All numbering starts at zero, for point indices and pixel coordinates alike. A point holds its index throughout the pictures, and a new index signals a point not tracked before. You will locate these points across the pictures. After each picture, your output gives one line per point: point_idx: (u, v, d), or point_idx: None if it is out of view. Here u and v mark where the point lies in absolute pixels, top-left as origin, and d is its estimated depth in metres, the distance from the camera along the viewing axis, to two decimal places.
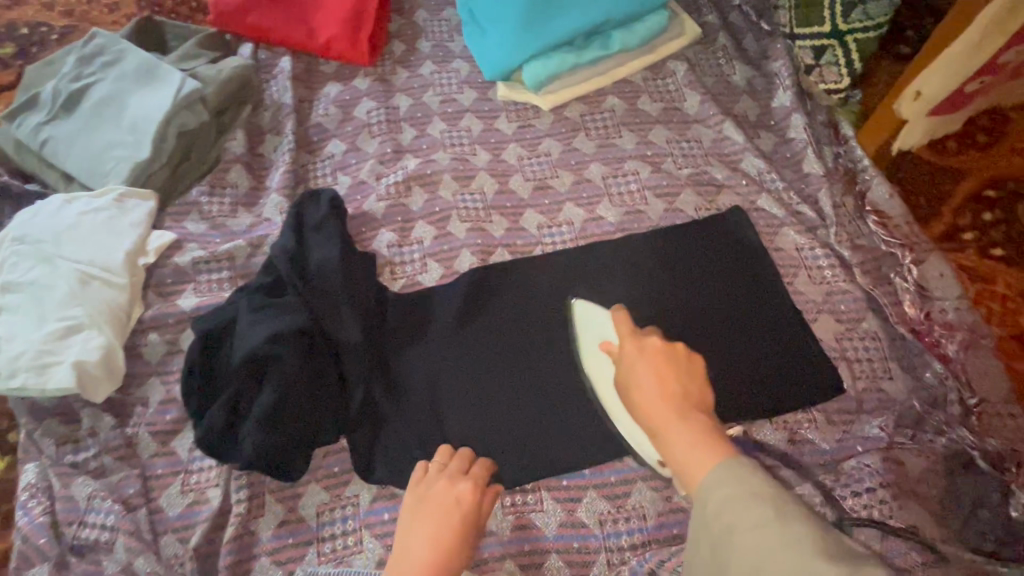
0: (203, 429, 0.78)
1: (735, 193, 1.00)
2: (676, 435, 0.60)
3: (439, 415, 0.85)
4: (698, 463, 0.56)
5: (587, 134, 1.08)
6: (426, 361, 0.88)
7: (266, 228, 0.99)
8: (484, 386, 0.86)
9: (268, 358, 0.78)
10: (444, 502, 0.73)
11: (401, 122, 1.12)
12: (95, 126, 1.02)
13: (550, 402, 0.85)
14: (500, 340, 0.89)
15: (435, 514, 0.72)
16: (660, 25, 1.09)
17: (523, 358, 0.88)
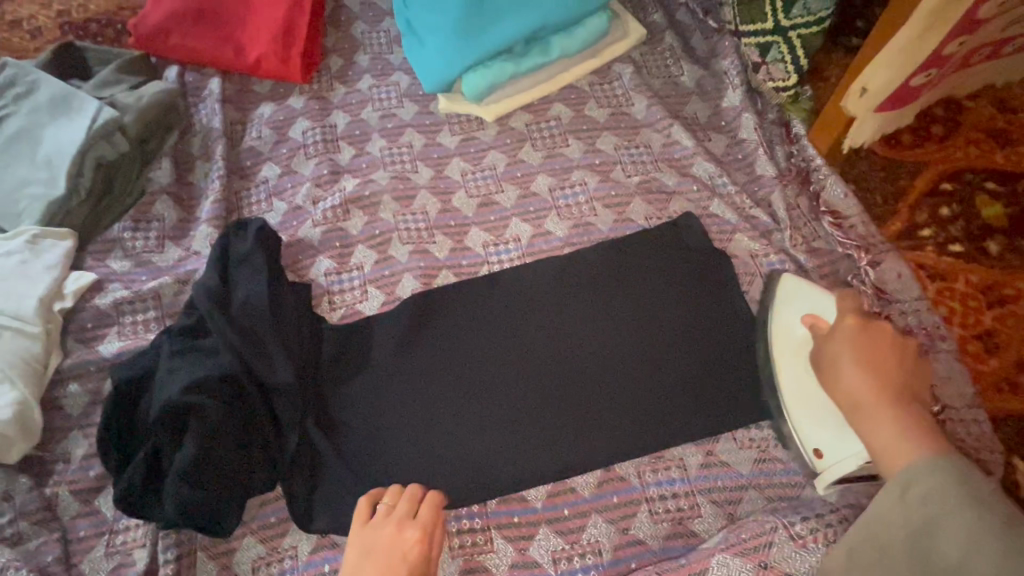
0: (122, 487, 0.72)
1: (686, 199, 0.96)
2: (868, 419, 0.63)
3: (383, 452, 0.79)
4: (900, 452, 0.59)
5: (533, 144, 1.04)
6: (369, 395, 0.83)
7: (195, 262, 0.93)
8: (431, 417, 0.81)
9: (188, 408, 0.73)
10: (393, 553, 0.64)
11: (338, 140, 1.07)
12: (6, 163, 0.96)
13: (502, 433, 0.79)
14: (450, 366, 0.84)
15: (382, 565, 0.62)
16: (602, 28, 1.05)
17: (474, 384, 0.82)
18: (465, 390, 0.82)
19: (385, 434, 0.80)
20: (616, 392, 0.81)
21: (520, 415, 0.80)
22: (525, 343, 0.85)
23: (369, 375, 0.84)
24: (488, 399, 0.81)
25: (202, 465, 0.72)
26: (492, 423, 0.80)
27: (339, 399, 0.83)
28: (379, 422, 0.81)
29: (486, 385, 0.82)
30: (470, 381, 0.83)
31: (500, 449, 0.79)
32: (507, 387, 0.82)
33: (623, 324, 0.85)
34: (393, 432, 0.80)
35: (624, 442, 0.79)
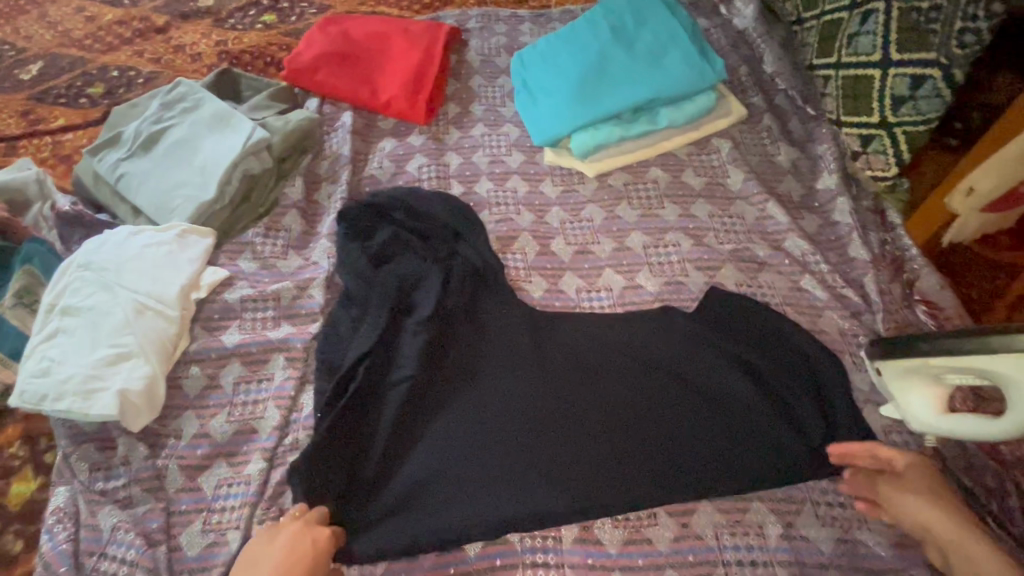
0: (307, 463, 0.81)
1: (777, 271, 0.99)
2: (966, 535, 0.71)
3: (508, 420, 0.87)
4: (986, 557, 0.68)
5: (630, 203, 1.11)
6: (490, 353, 0.92)
7: (313, 271, 1.02)
8: (554, 423, 0.86)
9: (435, 478, 0.83)
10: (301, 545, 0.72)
11: (450, 178, 1.16)
12: (167, 166, 1.10)
13: (705, 385, 0.89)
14: (556, 409, 0.87)
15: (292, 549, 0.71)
16: (707, 106, 1.12)
17: (610, 435, 0.85)
18: (735, 390, 0.88)
19: (511, 383, 0.89)
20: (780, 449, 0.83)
21: (749, 352, 0.90)
22: (678, 300, 0.98)
23: (492, 304, 0.97)
24: (718, 401, 0.87)
25: (458, 481, 0.83)
26: (631, 478, 0.82)
27: (491, 284, 0.99)
28: (542, 455, 0.84)
29: (617, 445, 0.84)
30: (709, 355, 0.90)
31: (620, 410, 0.87)
32: (767, 403, 0.86)
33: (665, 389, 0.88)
34: (532, 447, 0.84)
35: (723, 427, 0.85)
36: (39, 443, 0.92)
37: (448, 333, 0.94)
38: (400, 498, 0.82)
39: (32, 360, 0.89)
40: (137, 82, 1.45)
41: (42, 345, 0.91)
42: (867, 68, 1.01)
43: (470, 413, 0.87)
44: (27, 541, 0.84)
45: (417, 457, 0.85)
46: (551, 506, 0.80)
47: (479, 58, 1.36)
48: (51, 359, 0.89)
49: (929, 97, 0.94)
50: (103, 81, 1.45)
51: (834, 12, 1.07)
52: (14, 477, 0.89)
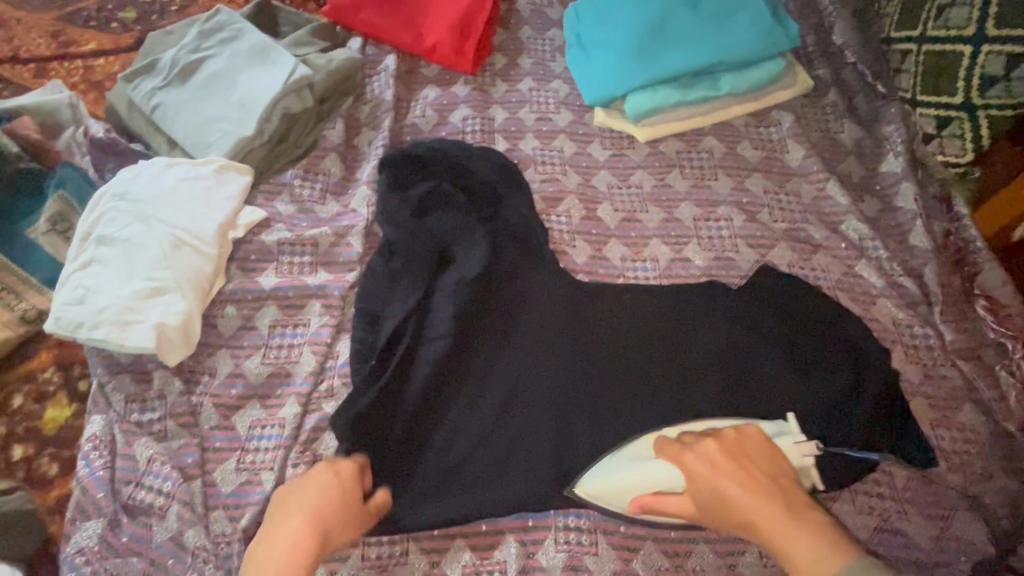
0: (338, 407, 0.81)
1: (832, 255, 0.96)
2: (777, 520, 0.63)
3: (542, 394, 0.84)
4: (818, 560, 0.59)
5: (681, 172, 1.06)
6: (526, 323, 0.89)
7: (352, 218, 0.99)
8: (584, 399, 0.84)
9: (464, 438, 0.82)
10: (326, 480, 0.71)
11: (495, 133, 1.11)
12: (203, 98, 1.05)
13: (745, 369, 0.86)
14: (589, 387, 0.85)
15: (314, 491, 0.69)
16: (773, 74, 1.06)
17: (645, 418, 0.83)
18: (775, 375, 0.85)
19: (544, 353, 0.87)
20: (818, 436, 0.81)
21: (795, 336, 0.87)
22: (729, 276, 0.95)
23: (532, 269, 0.94)
24: (755, 384, 0.85)
25: (485, 447, 0.82)
26: None
27: (531, 246, 0.95)
28: (577, 433, 0.82)
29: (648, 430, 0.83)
30: (751, 338, 0.87)
31: (656, 383, 0.85)
32: (805, 389, 0.83)
33: (705, 368, 0.86)
34: (563, 414, 0.83)
35: (759, 411, 0.83)
36: (73, 370, 0.92)
37: (486, 299, 0.91)
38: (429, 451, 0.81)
39: (67, 287, 0.89)
40: (169, 9, 1.38)
41: (78, 273, 0.90)
42: (955, 43, 0.92)
43: (503, 383, 0.85)
44: (61, 466, 0.84)
45: (449, 423, 0.83)
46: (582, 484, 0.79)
47: (530, 8, 1.29)
48: (87, 288, 0.88)
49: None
50: (134, 5, 1.38)
51: None
52: (49, 402, 0.89)
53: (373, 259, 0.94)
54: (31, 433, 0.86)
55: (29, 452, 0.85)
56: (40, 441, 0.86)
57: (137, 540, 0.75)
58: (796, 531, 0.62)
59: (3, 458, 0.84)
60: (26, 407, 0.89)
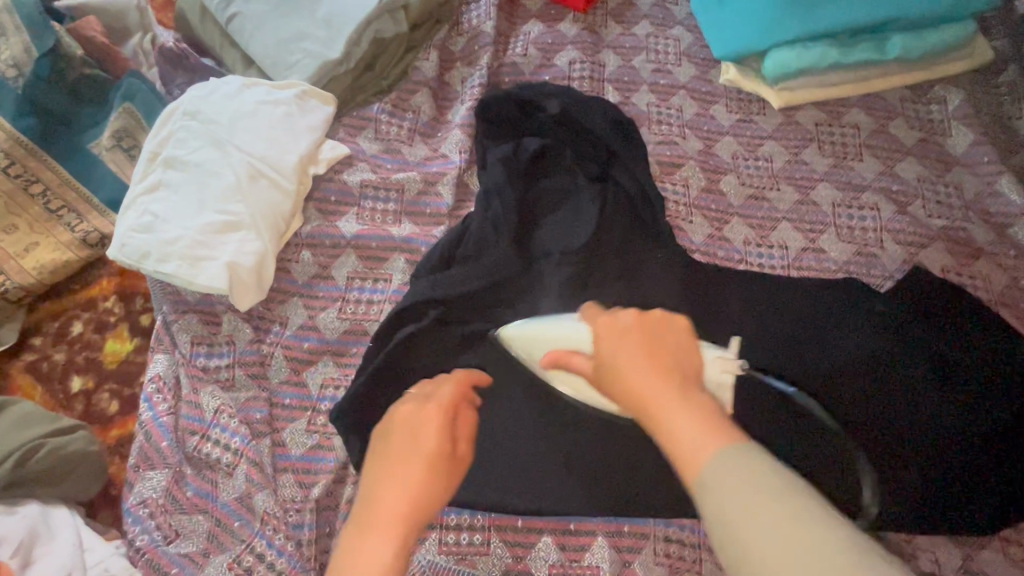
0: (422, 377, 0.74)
1: (995, 263, 0.82)
2: (668, 393, 0.47)
3: None
4: (700, 454, 0.43)
5: (821, 147, 0.91)
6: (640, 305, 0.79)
7: (442, 165, 0.88)
8: None
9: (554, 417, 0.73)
10: (414, 435, 0.60)
11: (605, 82, 0.97)
12: (285, 12, 0.93)
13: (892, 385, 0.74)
14: None
15: (408, 450, 0.59)
16: (955, 40, 0.89)
17: (769, 430, 0.72)
18: (927, 400, 0.73)
19: None
20: (958, 470, 0.71)
21: (950, 357, 0.75)
22: (873, 275, 0.82)
23: (649, 248, 0.82)
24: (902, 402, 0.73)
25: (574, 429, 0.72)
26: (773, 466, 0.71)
27: (648, 219, 0.84)
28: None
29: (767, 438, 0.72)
30: (902, 352, 0.75)
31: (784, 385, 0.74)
32: (958, 422, 0.72)
33: (842, 377, 0.75)
34: None
35: (901, 435, 0.72)
36: (135, 302, 0.85)
37: (597, 272, 0.80)
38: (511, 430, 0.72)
39: (132, 212, 0.80)
40: None
41: (144, 198, 0.81)
42: None
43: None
44: (122, 404, 0.79)
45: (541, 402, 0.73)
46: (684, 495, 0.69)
47: None
48: (154, 215, 0.79)
49: None
50: None
51: None
52: (110, 333, 0.83)
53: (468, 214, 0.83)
54: (91, 365, 0.81)
55: (89, 385, 0.79)
56: (100, 374, 0.80)
57: (203, 496, 0.69)
58: (680, 409, 0.45)
59: (62, 389, 0.79)
60: (86, 335, 0.83)
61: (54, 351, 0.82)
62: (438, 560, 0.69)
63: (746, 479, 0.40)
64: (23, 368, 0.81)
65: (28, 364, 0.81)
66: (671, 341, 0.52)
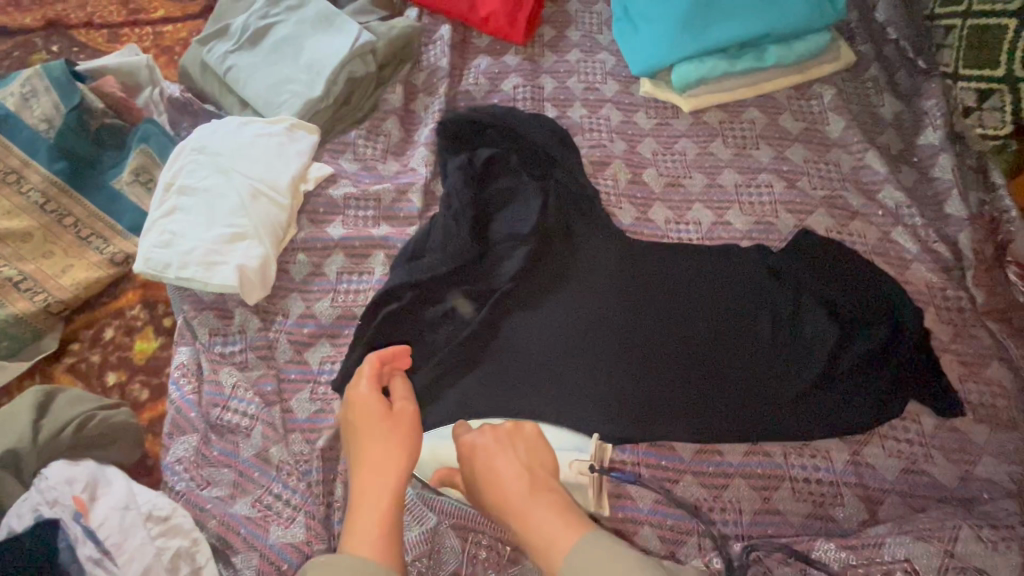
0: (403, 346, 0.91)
1: (868, 221, 1.00)
2: (540, 505, 0.69)
3: (585, 333, 0.90)
4: (558, 541, 0.66)
5: (724, 140, 1.10)
6: (578, 276, 0.95)
7: (411, 176, 1.06)
8: (628, 342, 0.88)
9: (511, 372, 0.89)
10: (365, 414, 0.78)
11: (544, 101, 1.17)
12: (273, 61, 1.12)
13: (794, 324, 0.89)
14: (631, 330, 0.89)
15: (363, 424, 0.77)
16: (819, 46, 1.11)
17: (694, 370, 0.87)
18: (823, 332, 0.88)
19: (591, 300, 0.92)
20: (850, 386, 0.86)
21: (840, 297, 0.91)
22: (770, 239, 1.00)
23: (583, 230, 0.99)
24: (799, 335, 0.88)
25: (525, 379, 0.88)
26: (694, 397, 0.85)
27: (585, 208, 1.01)
28: (621, 376, 0.86)
29: (688, 373, 0.87)
30: (799, 297, 0.91)
31: (699, 330, 0.89)
32: (845, 347, 0.87)
33: (746, 320, 0.90)
34: (606, 355, 0.88)
35: (799, 362, 0.87)
36: (158, 308, 1.00)
37: (544, 253, 0.97)
38: (477, 384, 0.88)
39: (154, 231, 0.96)
40: None
41: (163, 220, 0.97)
42: (1002, 18, 0.98)
43: (560, 330, 0.90)
44: (152, 392, 0.93)
45: (504, 361, 0.89)
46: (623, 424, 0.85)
47: None
48: (172, 233, 0.96)
49: None
50: None
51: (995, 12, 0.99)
52: (138, 335, 0.98)
53: (435, 214, 1.00)
54: (124, 362, 0.95)
55: (122, 378, 0.94)
56: (131, 368, 0.95)
57: (227, 454, 0.83)
58: (541, 513, 0.69)
59: (99, 383, 0.93)
60: (117, 339, 0.98)
61: (90, 353, 0.96)
62: (424, 492, 0.83)
63: (598, 548, 0.63)
64: (64, 369, 0.95)
65: (68, 365, 0.95)
66: (523, 445, 0.77)
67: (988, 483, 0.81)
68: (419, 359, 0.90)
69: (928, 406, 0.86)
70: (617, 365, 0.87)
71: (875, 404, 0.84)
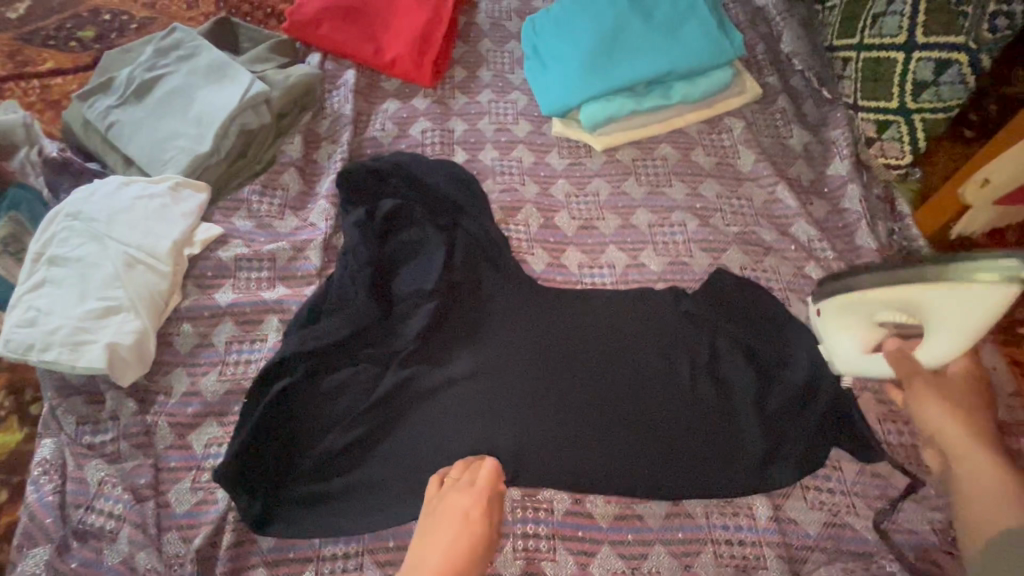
0: (295, 423, 0.82)
1: (782, 257, 0.98)
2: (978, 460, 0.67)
3: (496, 394, 0.84)
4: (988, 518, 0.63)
5: (637, 178, 1.08)
6: (489, 329, 0.89)
7: (311, 233, 1.00)
8: (542, 400, 0.83)
9: (418, 443, 0.82)
10: (458, 515, 0.72)
11: (454, 144, 1.12)
12: (159, 116, 1.05)
13: (716, 372, 0.86)
14: (545, 387, 0.84)
15: (451, 528, 0.71)
16: (725, 81, 1.10)
17: (614, 430, 0.81)
18: (742, 381, 0.84)
19: (501, 356, 0.86)
20: (772, 436, 0.82)
21: (759, 341, 0.88)
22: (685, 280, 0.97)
23: (492, 279, 0.94)
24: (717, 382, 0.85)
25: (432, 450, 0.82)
26: (613, 458, 0.80)
27: (493, 255, 0.96)
28: (536, 436, 0.81)
29: (606, 431, 0.81)
30: (715, 343, 0.88)
31: (616, 384, 0.84)
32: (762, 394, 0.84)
33: (666, 369, 0.85)
34: (518, 416, 0.82)
35: (718, 412, 0.83)
36: (24, 393, 0.90)
37: (451, 307, 0.91)
38: (381, 460, 0.82)
39: (17, 309, 0.86)
40: (129, 27, 1.37)
41: (28, 295, 0.88)
42: (889, 50, 0.98)
43: (472, 395, 0.84)
44: (12, 492, 0.83)
45: (410, 432, 0.83)
46: (537, 495, 0.79)
47: (490, 21, 1.31)
48: (38, 310, 0.86)
49: (952, 84, 0.93)
50: (94, 25, 1.37)
51: (885, 49, 0.98)
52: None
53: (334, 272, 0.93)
54: None
55: None
56: None
57: (88, 565, 0.74)
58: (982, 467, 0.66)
59: None
60: None
61: None
62: None
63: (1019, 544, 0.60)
64: None
65: None
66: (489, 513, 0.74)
67: (911, 533, 0.78)
68: (315, 435, 0.82)
69: (851, 451, 0.82)
70: (531, 430, 0.81)
71: (797, 453, 0.81)
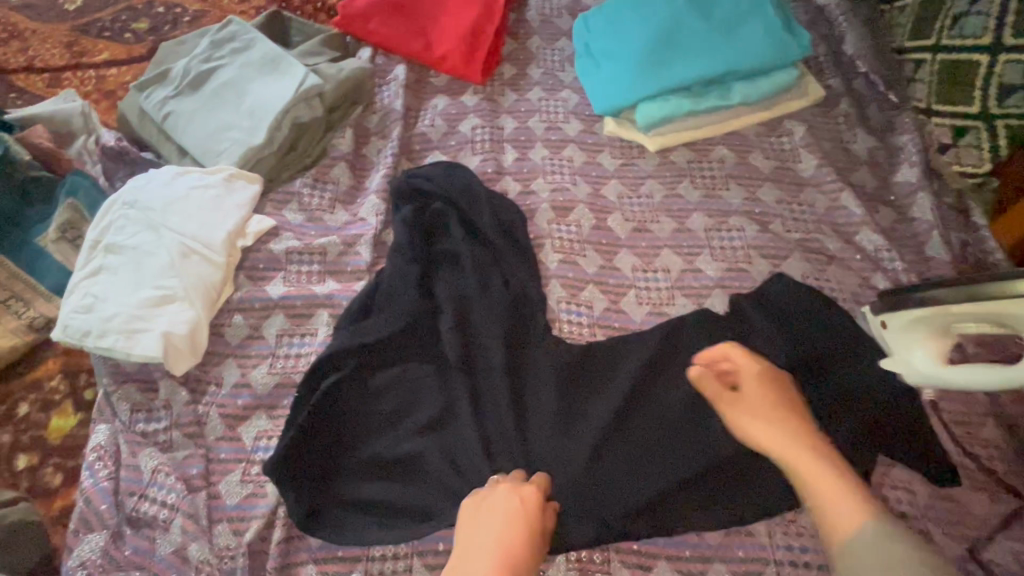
0: (344, 420, 0.82)
1: (846, 266, 0.94)
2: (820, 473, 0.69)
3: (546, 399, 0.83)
4: (845, 519, 0.64)
5: (692, 181, 1.05)
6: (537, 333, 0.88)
7: (360, 228, 0.99)
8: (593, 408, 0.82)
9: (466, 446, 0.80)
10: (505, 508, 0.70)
11: (504, 142, 1.11)
12: (213, 107, 1.05)
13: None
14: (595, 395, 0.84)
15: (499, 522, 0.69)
16: (788, 82, 1.06)
17: (670, 442, 0.80)
18: (802, 397, 0.81)
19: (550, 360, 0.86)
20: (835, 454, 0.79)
21: (819, 356, 0.85)
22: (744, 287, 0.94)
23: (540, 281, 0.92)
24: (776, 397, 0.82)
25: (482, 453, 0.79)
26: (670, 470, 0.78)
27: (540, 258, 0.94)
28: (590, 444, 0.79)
29: (660, 443, 0.80)
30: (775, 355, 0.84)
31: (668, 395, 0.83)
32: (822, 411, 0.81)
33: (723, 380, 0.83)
34: (569, 423, 0.81)
35: None
36: (79, 378, 0.91)
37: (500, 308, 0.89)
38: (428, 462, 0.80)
39: (75, 295, 0.87)
40: (182, 20, 1.39)
41: (86, 282, 0.88)
42: (972, 51, 0.94)
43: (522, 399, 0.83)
44: (67, 476, 0.84)
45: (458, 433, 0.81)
46: (590, 508, 0.76)
47: (540, 18, 1.29)
48: (95, 296, 0.87)
49: None
50: (148, 17, 1.39)
51: (966, 51, 0.95)
52: (54, 411, 0.89)
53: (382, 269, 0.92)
54: (35, 443, 0.86)
55: (33, 462, 0.84)
56: (44, 450, 0.85)
57: (141, 553, 0.74)
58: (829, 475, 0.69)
59: (6, 469, 0.84)
60: (31, 416, 0.88)
61: None
62: None
63: (884, 548, 0.60)
64: None
65: None
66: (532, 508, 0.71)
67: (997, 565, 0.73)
68: (362, 433, 0.81)
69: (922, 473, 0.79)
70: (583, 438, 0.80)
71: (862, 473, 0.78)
